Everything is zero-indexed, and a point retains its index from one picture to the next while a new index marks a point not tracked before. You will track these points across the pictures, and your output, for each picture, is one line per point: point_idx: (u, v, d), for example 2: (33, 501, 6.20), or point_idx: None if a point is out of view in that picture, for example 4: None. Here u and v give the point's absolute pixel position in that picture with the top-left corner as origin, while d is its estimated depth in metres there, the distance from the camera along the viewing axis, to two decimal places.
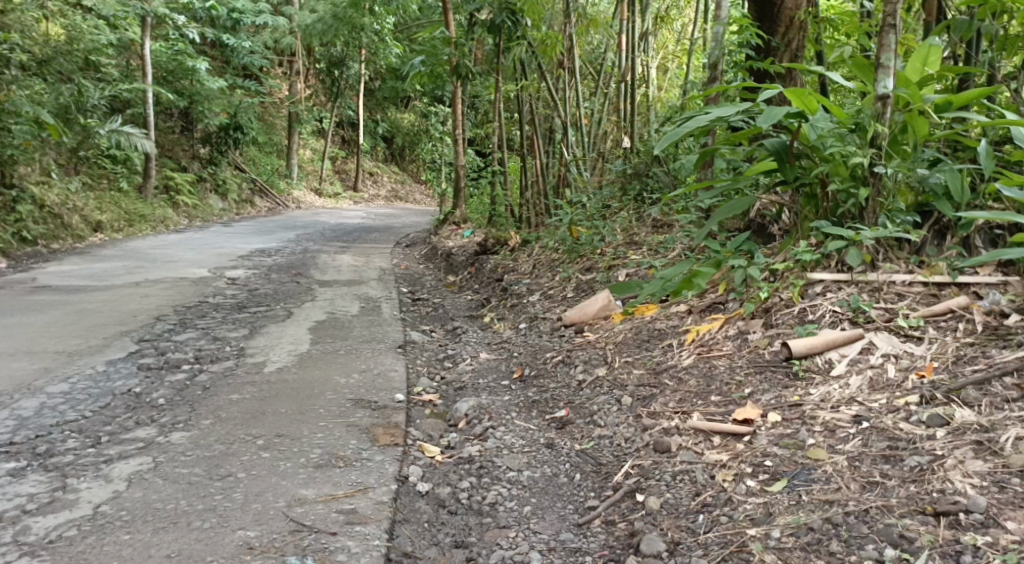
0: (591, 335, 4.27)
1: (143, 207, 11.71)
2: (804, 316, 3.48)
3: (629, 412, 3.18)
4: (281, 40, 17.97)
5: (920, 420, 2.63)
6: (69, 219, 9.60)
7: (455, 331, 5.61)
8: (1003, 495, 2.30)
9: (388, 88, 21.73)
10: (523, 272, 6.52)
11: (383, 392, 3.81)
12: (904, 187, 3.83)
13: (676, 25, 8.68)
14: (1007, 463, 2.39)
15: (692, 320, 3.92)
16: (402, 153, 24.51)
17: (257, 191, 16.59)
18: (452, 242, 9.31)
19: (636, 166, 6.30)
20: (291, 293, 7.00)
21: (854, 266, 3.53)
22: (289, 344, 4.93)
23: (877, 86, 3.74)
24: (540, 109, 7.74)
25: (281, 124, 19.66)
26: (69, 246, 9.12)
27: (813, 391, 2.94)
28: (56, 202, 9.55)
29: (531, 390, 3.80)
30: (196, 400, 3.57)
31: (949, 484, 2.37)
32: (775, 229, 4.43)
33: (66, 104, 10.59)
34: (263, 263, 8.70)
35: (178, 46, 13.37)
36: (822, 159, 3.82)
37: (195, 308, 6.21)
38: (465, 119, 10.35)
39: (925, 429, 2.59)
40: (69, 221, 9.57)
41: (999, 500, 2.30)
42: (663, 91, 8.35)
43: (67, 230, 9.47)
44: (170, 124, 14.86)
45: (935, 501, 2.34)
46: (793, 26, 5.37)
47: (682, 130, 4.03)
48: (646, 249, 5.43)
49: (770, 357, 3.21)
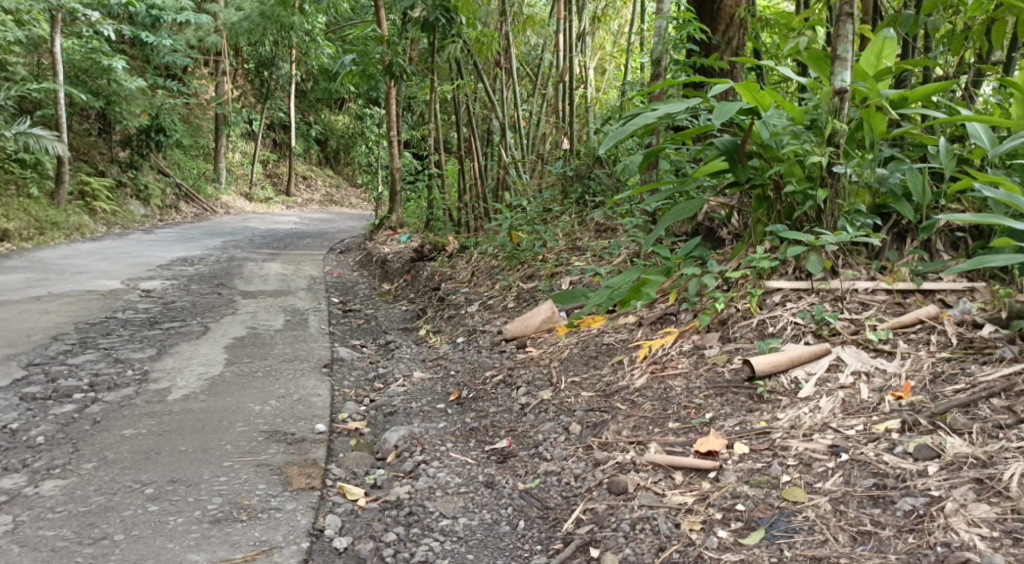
0: (534, 351, 3.93)
1: (56, 213, 10.94)
2: (764, 330, 3.20)
3: (578, 443, 2.84)
4: (206, 39, 17.23)
5: (906, 452, 2.37)
6: None
7: (387, 346, 5.21)
8: (1019, 549, 2.05)
9: (321, 90, 21.13)
10: (461, 280, 6.16)
11: (301, 422, 3.44)
12: (862, 189, 3.52)
13: (613, 26, 8.45)
14: (1016, 507, 2.14)
15: (643, 333, 3.62)
16: (337, 156, 23.87)
17: (183, 197, 15.82)
18: (388, 247, 8.88)
19: (578, 168, 6.04)
20: (209, 306, 6.50)
21: (815, 274, 3.26)
22: (200, 366, 4.48)
23: (834, 80, 3.48)
24: (476, 110, 7.38)
25: (208, 127, 18.88)
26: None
27: (780, 416, 2.65)
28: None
29: (469, 415, 3.44)
30: (81, 439, 3.27)
31: (953, 535, 2.12)
32: (725, 234, 4.17)
33: None
34: (182, 272, 8.14)
35: (93, 43, 12.60)
36: (776, 158, 3.55)
37: (99, 325, 5.67)
38: (400, 121, 9.94)
39: (913, 463, 2.34)
40: None
41: (1015, 556, 2.04)
42: (602, 92, 8.11)
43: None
44: (86, 126, 14.09)
45: (941, 558, 2.08)
46: (732, 24, 5.20)
47: (627, 129, 3.70)
48: (590, 255, 5.13)
49: (730, 377, 2.91)
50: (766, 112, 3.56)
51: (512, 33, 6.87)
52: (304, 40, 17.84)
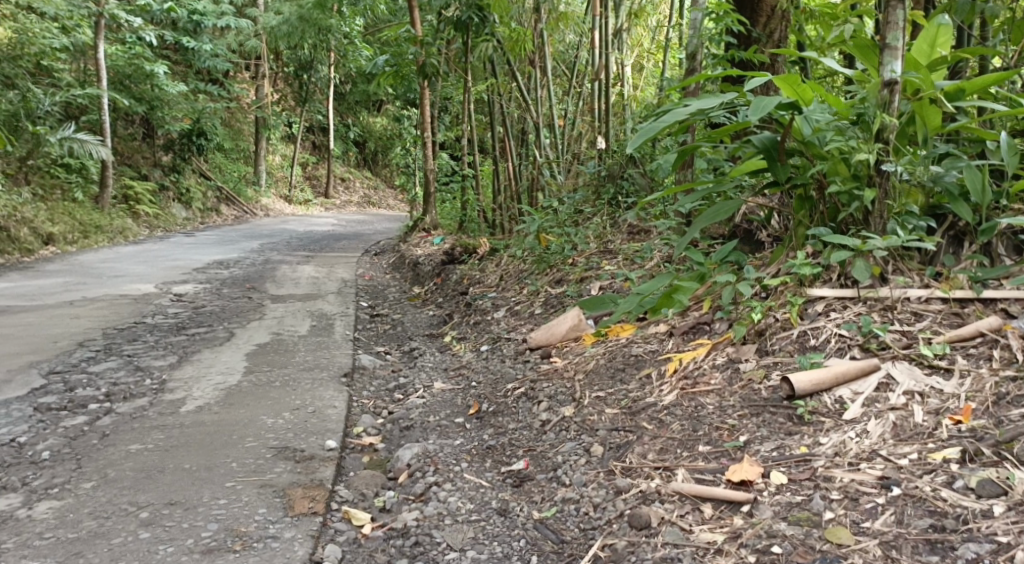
0: (559, 361, 3.71)
1: (100, 217, 10.97)
2: (805, 343, 2.95)
3: (599, 467, 2.63)
4: (246, 43, 17.29)
5: (967, 487, 2.13)
6: (17, 232, 8.88)
7: (411, 353, 5.04)
8: None
9: (359, 92, 21.10)
10: (490, 284, 5.96)
11: (312, 437, 3.26)
12: (914, 188, 3.24)
13: (650, 21, 8.14)
14: None
15: (674, 344, 3.39)
16: (375, 158, 23.84)
17: (224, 199, 15.87)
18: (420, 249, 8.71)
19: (610, 168, 5.81)
20: (239, 311, 6.39)
21: (861, 282, 3.01)
22: (219, 375, 4.33)
23: (883, 70, 3.20)
24: (509, 110, 7.17)
25: (249, 130, 18.94)
26: (17, 262, 8.42)
27: (823, 441, 2.41)
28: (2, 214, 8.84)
29: (487, 431, 3.24)
30: (86, 455, 3.14)
31: None
32: (764, 236, 3.92)
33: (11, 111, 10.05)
34: (216, 275, 8.07)
35: (135, 49, 12.66)
36: (818, 156, 3.30)
37: (127, 331, 5.58)
38: (434, 122, 9.76)
39: (976, 501, 2.10)
40: (17, 234, 8.85)
41: None
42: (640, 90, 7.86)
43: (16, 244, 8.75)
44: (130, 130, 14.18)
45: None
46: (774, 16, 4.92)
47: (658, 126, 3.46)
48: (621, 259, 4.90)
49: (767, 395, 2.67)
50: (807, 107, 3.30)
51: (546, 30, 6.64)
52: (343, 43, 17.78)
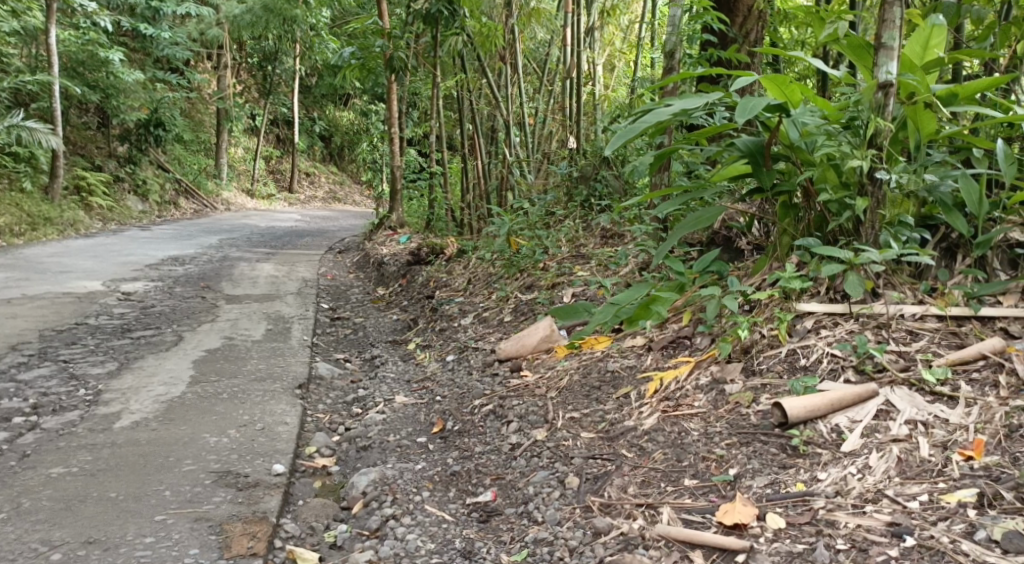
0: (530, 376, 3.47)
1: (50, 209, 10.47)
2: (796, 363, 2.74)
3: (575, 503, 2.45)
4: (207, 33, 16.76)
5: (991, 539, 2.00)
6: None
7: (372, 361, 4.77)
8: None
9: (325, 86, 20.64)
10: (457, 287, 5.69)
11: (258, 461, 3.01)
12: (907, 198, 3.03)
13: (621, 20, 7.87)
14: None
15: (652, 359, 3.16)
16: (341, 153, 23.40)
17: (183, 193, 15.36)
18: (386, 248, 8.40)
19: (583, 169, 5.61)
20: (190, 312, 6.03)
21: (854, 297, 2.79)
22: (161, 386, 3.99)
23: (877, 72, 2.98)
24: (478, 107, 6.88)
25: (211, 122, 18.40)
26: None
27: (821, 477, 2.27)
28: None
29: (451, 454, 3.00)
30: (3, 478, 2.86)
31: None
32: (744, 244, 3.70)
33: None
34: (170, 273, 7.69)
35: (89, 35, 12.12)
36: (806, 162, 3.08)
37: (66, 334, 5.21)
38: (402, 117, 9.45)
39: (1002, 557, 1.96)
40: None
41: None
42: (612, 90, 7.65)
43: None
44: (84, 119, 13.65)
45: None
46: (751, 16, 4.71)
47: (637, 127, 3.22)
48: (595, 264, 4.68)
49: (756, 422, 2.52)
50: (794, 109, 3.07)
51: (517, 27, 6.37)
52: (310, 35, 17.33)
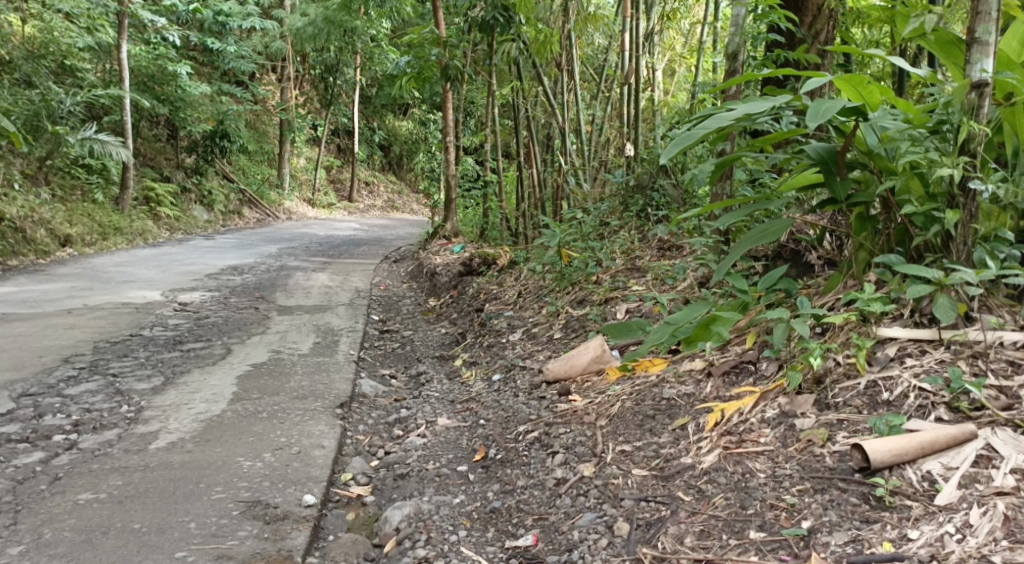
0: (580, 400, 3.22)
1: (119, 219, 10.52)
2: (877, 398, 2.45)
3: (625, 554, 2.29)
4: (271, 45, 16.91)
5: None
6: (33, 233, 8.39)
7: (418, 378, 4.57)
8: None
9: (384, 96, 20.67)
10: (507, 301, 5.47)
11: (293, 489, 2.87)
12: (1004, 210, 2.68)
13: (683, 23, 7.54)
14: None
15: (712, 386, 2.89)
16: (400, 162, 23.47)
17: (246, 202, 15.48)
18: (439, 257, 8.22)
19: (639, 177, 5.35)
20: (241, 323, 5.85)
21: (945, 322, 2.47)
22: (202, 402, 3.79)
23: (971, 70, 2.63)
24: (535, 114, 6.61)
25: (274, 133, 18.55)
26: (27, 263, 7.91)
27: (912, 536, 2.06)
28: (17, 214, 8.35)
29: (493, 487, 2.84)
30: (30, 504, 2.74)
31: None
32: (814, 258, 3.38)
33: (34, 111, 9.52)
34: (228, 283, 7.63)
35: (159, 49, 12.15)
36: (887, 170, 2.77)
37: (120, 344, 4.99)
38: (458, 126, 9.27)
39: None
40: (33, 235, 8.36)
41: None
42: (671, 95, 7.36)
43: (30, 245, 8.25)
44: (155, 131, 13.84)
45: None
46: (821, 15, 4.41)
47: (697, 133, 2.93)
48: (651, 278, 4.41)
49: (834, 465, 2.31)
50: (873, 112, 2.76)
51: (575, 32, 6.08)
52: (370, 45, 17.35)
